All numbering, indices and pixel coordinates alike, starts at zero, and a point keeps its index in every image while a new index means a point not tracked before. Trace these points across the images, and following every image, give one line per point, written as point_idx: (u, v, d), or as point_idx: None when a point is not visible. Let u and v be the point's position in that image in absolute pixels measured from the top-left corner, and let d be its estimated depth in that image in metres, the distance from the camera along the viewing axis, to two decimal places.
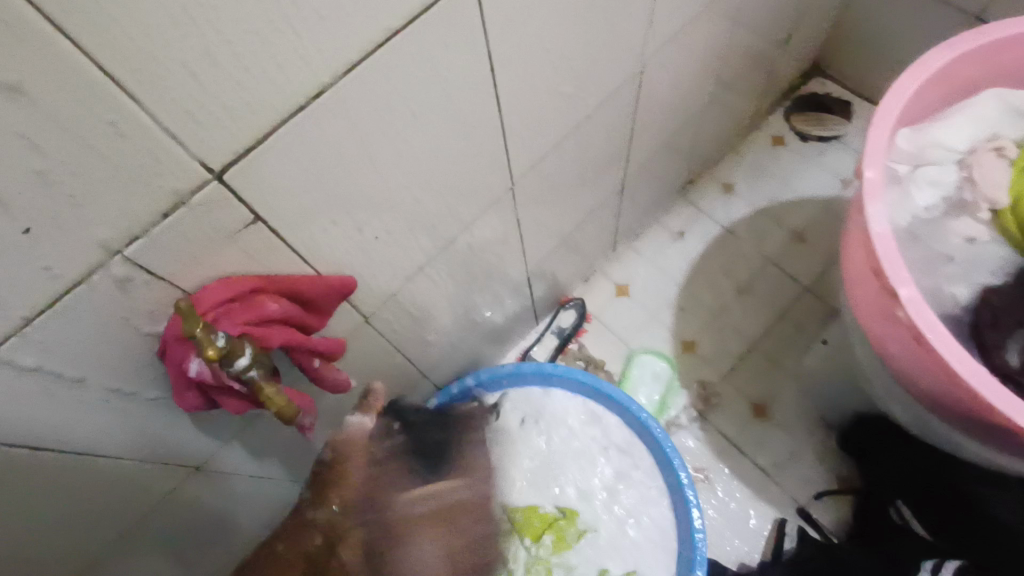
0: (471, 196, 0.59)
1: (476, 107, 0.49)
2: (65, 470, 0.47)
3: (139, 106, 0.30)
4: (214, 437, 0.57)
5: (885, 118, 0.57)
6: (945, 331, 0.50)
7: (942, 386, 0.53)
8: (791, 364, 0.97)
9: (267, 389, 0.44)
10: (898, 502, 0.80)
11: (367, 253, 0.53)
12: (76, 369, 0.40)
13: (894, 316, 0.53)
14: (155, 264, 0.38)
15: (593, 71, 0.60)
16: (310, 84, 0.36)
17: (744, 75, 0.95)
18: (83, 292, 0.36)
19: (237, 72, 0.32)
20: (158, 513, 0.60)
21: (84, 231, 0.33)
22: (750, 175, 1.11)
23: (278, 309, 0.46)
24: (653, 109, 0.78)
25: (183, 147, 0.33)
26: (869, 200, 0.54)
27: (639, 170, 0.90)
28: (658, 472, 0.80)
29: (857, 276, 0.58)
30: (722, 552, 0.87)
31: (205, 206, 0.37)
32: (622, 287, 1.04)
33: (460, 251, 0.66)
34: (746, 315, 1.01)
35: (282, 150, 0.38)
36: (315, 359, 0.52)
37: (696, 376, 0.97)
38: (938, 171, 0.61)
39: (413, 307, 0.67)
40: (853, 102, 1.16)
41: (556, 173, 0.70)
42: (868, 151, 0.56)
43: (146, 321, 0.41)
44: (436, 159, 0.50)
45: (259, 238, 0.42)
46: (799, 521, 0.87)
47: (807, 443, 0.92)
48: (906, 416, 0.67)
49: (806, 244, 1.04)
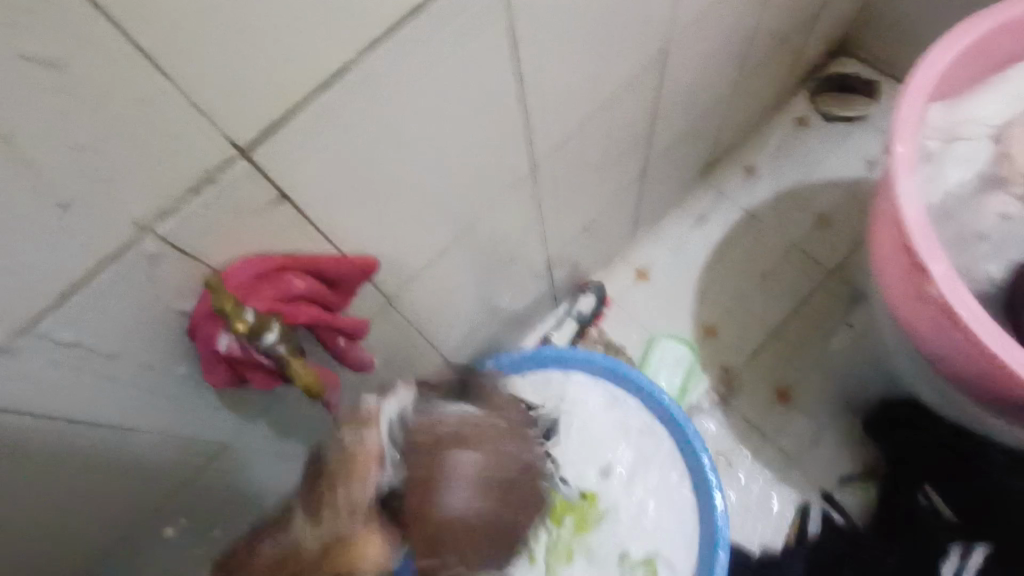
0: (493, 179, 0.58)
1: (501, 87, 0.49)
2: (100, 444, 0.48)
3: (168, 79, 0.30)
4: (240, 417, 0.58)
5: (917, 92, 0.55)
6: (976, 308, 0.49)
7: (970, 364, 0.52)
8: (815, 350, 0.95)
9: (294, 364, 0.46)
10: (925, 488, 0.80)
11: (392, 236, 0.53)
12: (106, 343, 0.41)
13: (923, 293, 0.52)
14: (185, 242, 0.38)
15: (618, 49, 0.59)
16: (337, 61, 0.36)
17: (770, 53, 0.93)
18: (116, 268, 0.37)
19: (264, 44, 0.32)
20: (188, 489, 0.61)
21: (117, 207, 0.34)
22: (774, 157, 1.09)
23: (303, 286, 0.46)
24: (676, 90, 0.77)
25: (211, 123, 0.34)
26: (901, 175, 0.53)
27: (662, 153, 0.89)
28: (679, 455, 0.80)
29: (885, 253, 0.56)
30: (744, 534, 0.87)
31: (233, 183, 0.37)
32: (643, 271, 1.03)
33: (482, 235, 0.66)
34: (768, 299, 0.99)
35: (309, 128, 0.38)
36: (339, 338, 0.53)
37: (718, 361, 0.96)
38: (969, 147, 0.59)
39: (435, 291, 0.67)
40: (882, 81, 1.13)
41: (579, 156, 0.69)
42: (898, 127, 0.54)
43: (177, 299, 0.42)
44: (460, 140, 0.50)
45: (287, 217, 0.43)
46: (823, 504, 0.86)
47: (830, 428, 0.91)
48: (935, 398, 0.66)
49: (831, 227, 1.03)
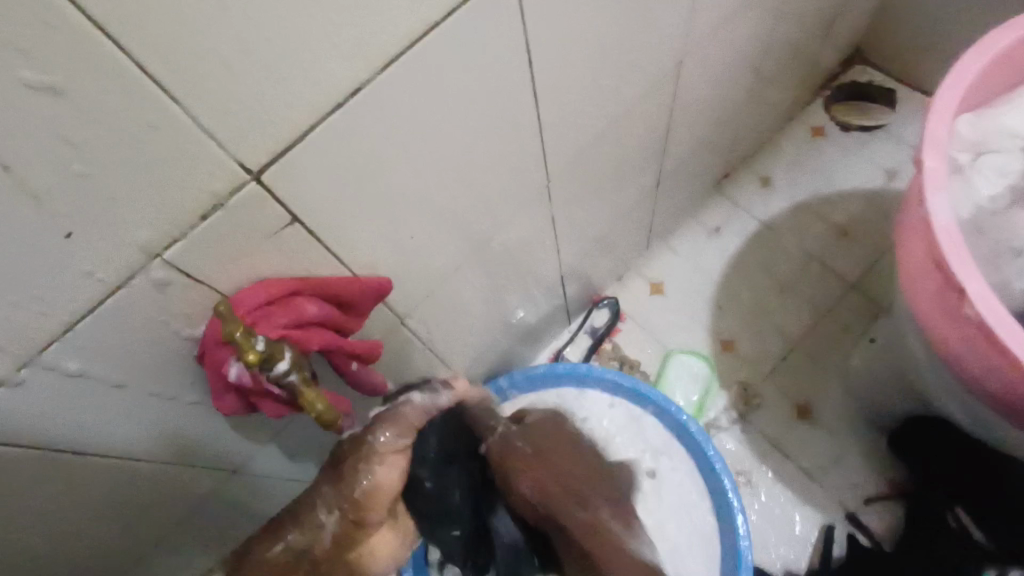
0: (507, 195, 0.57)
1: (515, 102, 0.48)
2: (108, 472, 0.47)
3: (177, 105, 0.30)
4: (250, 441, 0.57)
5: (947, 103, 0.53)
6: (1017, 326, 0.47)
7: (1010, 385, 0.50)
8: (836, 365, 0.93)
9: (307, 393, 0.44)
10: (955, 508, 0.78)
11: (405, 254, 0.52)
12: (115, 371, 0.40)
13: (959, 311, 0.50)
14: (194, 267, 0.37)
15: (633, 60, 0.58)
16: (350, 80, 0.35)
17: (785, 63, 0.91)
18: (124, 295, 0.36)
19: (275, 66, 0.31)
20: (198, 514, 0.60)
21: (124, 234, 0.33)
22: (791, 168, 1.07)
23: (317, 312, 0.45)
24: (690, 103, 0.76)
25: (221, 148, 0.33)
26: (931, 190, 0.51)
27: (676, 166, 0.87)
28: (698, 475, 0.77)
29: (914, 269, 0.54)
30: (766, 557, 0.84)
31: (243, 206, 0.36)
32: (657, 285, 1.02)
33: (494, 252, 0.64)
34: (787, 314, 0.97)
35: (320, 149, 0.37)
36: (352, 362, 0.52)
37: (736, 376, 0.94)
38: (1002, 160, 0.57)
39: (447, 309, 0.66)
40: (899, 89, 1.11)
41: (594, 168, 0.68)
42: (927, 139, 0.52)
43: (185, 324, 0.41)
44: (474, 157, 0.49)
45: (298, 239, 0.42)
46: (848, 527, 0.84)
47: (854, 445, 0.88)
48: (968, 418, 0.64)
49: (851, 239, 1.00)
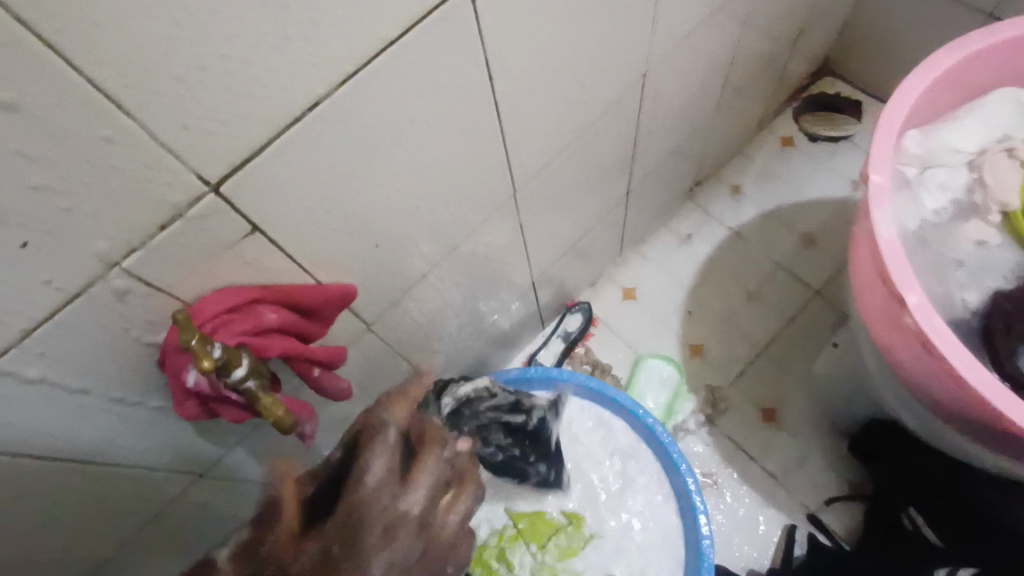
0: (474, 204, 0.59)
1: (478, 114, 0.49)
2: (72, 477, 0.48)
3: (131, 119, 0.31)
4: (218, 445, 0.58)
5: (893, 122, 0.56)
6: (951, 337, 0.49)
7: (950, 393, 0.52)
8: (800, 369, 0.96)
9: (265, 400, 0.44)
10: (910, 510, 0.79)
11: (371, 261, 0.53)
12: (77, 379, 0.41)
13: (900, 321, 0.52)
14: (154, 275, 0.38)
15: (596, 76, 0.59)
16: (307, 95, 0.36)
17: (753, 76, 0.94)
18: (83, 303, 0.37)
19: (230, 82, 0.32)
20: (166, 518, 0.61)
21: (82, 244, 0.34)
22: (760, 177, 1.10)
23: (275, 319, 0.46)
24: (658, 115, 0.78)
25: (177, 160, 0.34)
26: (875, 204, 0.53)
27: (647, 174, 0.89)
28: (665, 477, 0.79)
29: (863, 280, 0.57)
30: (731, 558, 0.86)
31: (202, 216, 0.37)
32: (630, 290, 1.04)
33: (464, 258, 0.66)
34: (754, 320, 0.99)
35: (279, 159, 0.38)
36: (315, 369, 0.53)
37: (704, 381, 0.96)
38: (947, 174, 0.60)
39: (417, 315, 0.67)
40: (864, 101, 1.15)
41: (561, 178, 0.69)
42: (873, 156, 0.55)
43: (147, 331, 0.41)
44: (437, 168, 0.50)
45: (259, 247, 0.43)
46: (809, 527, 0.86)
47: (816, 447, 0.91)
48: (915, 421, 0.66)
49: (816, 246, 1.03)
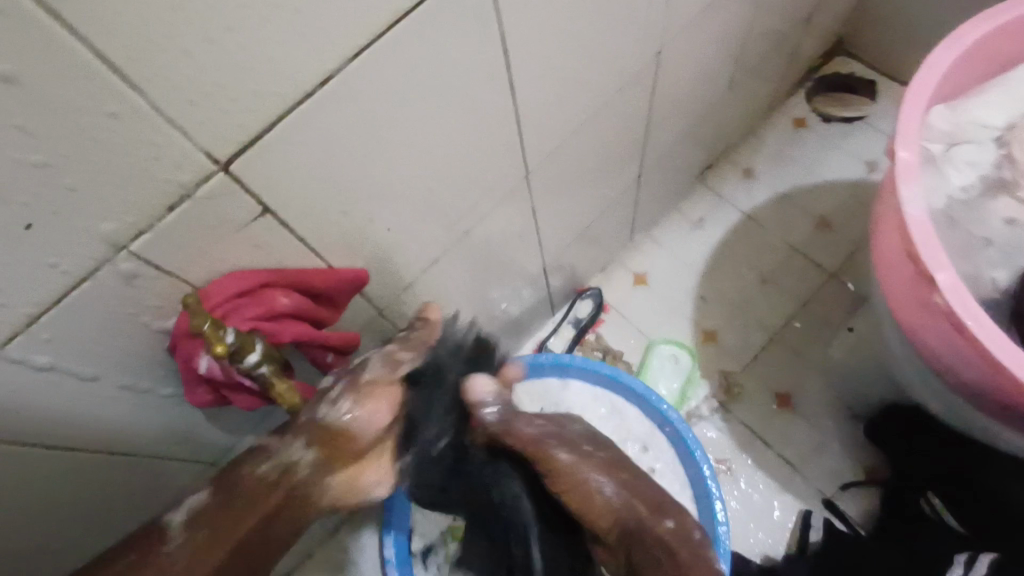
0: (485, 187, 0.57)
1: (491, 92, 0.48)
2: (80, 466, 0.47)
3: (137, 93, 0.29)
4: (229, 434, 0.57)
5: (919, 95, 0.54)
6: (983, 317, 0.48)
7: (978, 374, 0.51)
8: (815, 354, 0.94)
9: (278, 385, 0.45)
10: (929, 495, 0.78)
11: (382, 246, 0.52)
12: (84, 365, 0.40)
13: (927, 302, 0.51)
14: (161, 259, 0.37)
15: (610, 53, 0.57)
16: (319, 72, 0.35)
17: (767, 54, 0.92)
18: (89, 288, 0.36)
19: (239, 56, 0.31)
20: (178, 507, 0.60)
21: (87, 226, 0.33)
22: (773, 159, 1.08)
23: (289, 303, 0.45)
24: (671, 94, 0.76)
25: (185, 138, 0.32)
26: (903, 180, 0.52)
27: (658, 157, 0.88)
28: (679, 464, 0.78)
29: (889, 260, 0.55)
30: (746, 545, 0.86)
31: (210, 197, 0.36)
32: (641, 276, 1.02)
33: (476, 243, 0.64)
34: (767, 304, 0.98)
35: (289, 138, 0.37)
36: (328, 354, 0.52)
37: (717, 366, 0.95)
38: (971, 150, 0.58)
39: (429, 301, 0.66)
40: (879, 81, 1.12)
41: (575, 161, 0.68)
42: (900, 129, 0.53)
43: (155, 317, 0.40)
44: (449, 149, 0.49)
45: (269, 229, 0.41)
46: (824, 513, 0.85)
47: (832, 432, 0.90)
48: (938, 405, 0.65)
49: (831, 229, 1.01)
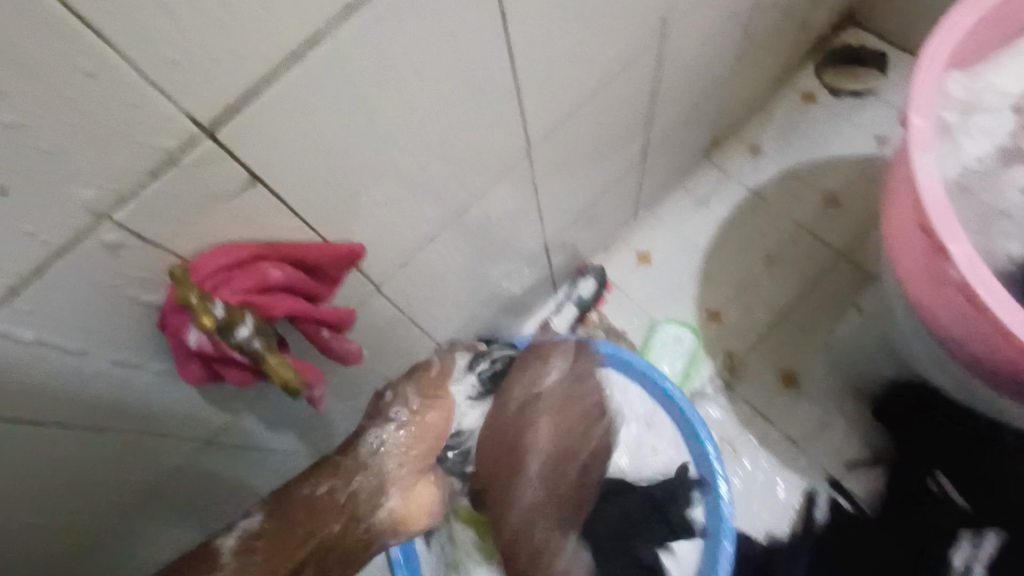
0: (484, 160, 0.55)
1: (491, 59, 0.46)
2: (73, 442, 0.46)
3: (113, 51, 0.28)
4: (226, 412, 0.56)
5: (937, 60, 0.52)
6: (998, 287, 0.46)
7: (991, 348, 0.49)
8: (821, 332, 0.93)
9: (272, 360, 0.43)
10: (936, 474, 0.80)
11: (377, 219, 0.50)
12: (69, 338, 0.39)
13: (941, 273, 0.49)
14: (147, 229, 0.36)
15: (614, 21, 0.55)
16: (305, 31, 0.33)
17: (776, 25, 0.89)
18: (72, 258, 0.35)
19: (220, 13, 0.29)
20: (175, 483, 0.60)
21: (65, 192, 0.31)
22: (780, 134, 1.06)
23: (281, 277, 0.43)
24: (677, 65, 0.73)
25: (168, 101, 0.31)
26: (917, 148, 0.50)
27: (661, 134, 0.85)
28: (682, 442, 0.77)
29: (900, 232, 0.53)
30: (750, 523, 0.85)
31: (197, 165, 0.35)
32: (644, 254, 1.01)
33: (475, 219, 0.63)
34: (773, 283, 0.96)
35: (277, 104, 0.35)
36: (323, 330, 0.51)
37: (722, 345, 0.94)
38: (984, 118, 0.56)
39: (428, 277, 0.65)
40: (890, 53, 1.09)
41: (575, 135, 0.66)
42: (916, 96, 0.51)
43: (143, 290, 0.39)
44: (446, 119, 0.47)
45: (260, 200, 0.40)
46: (830, 491, 0.84)
47: (838, 411, 0.89)
48: (946, 381, 0.64)
49: (839, 206, 1.00)
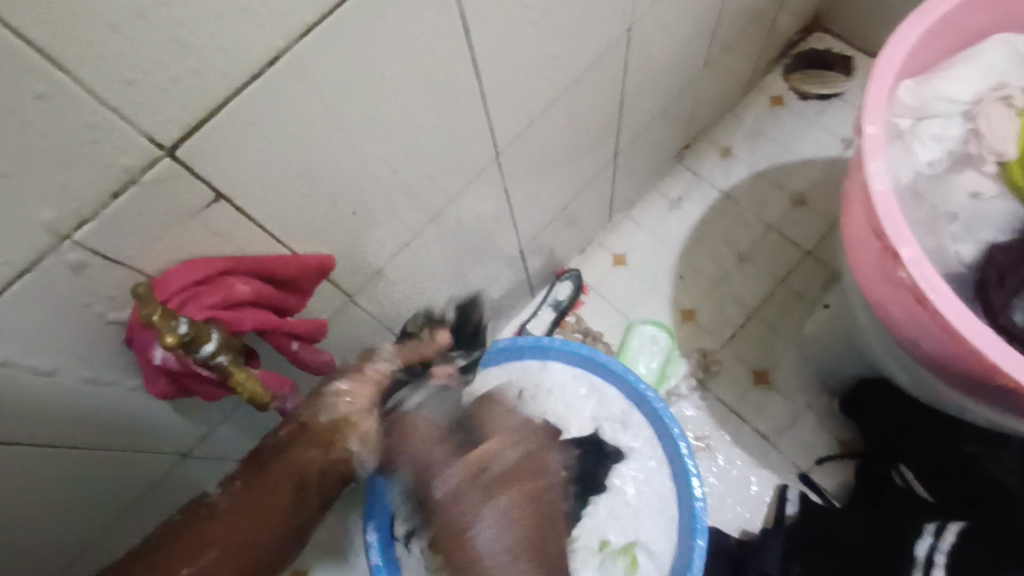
0: (453, 168, 0.56)
1: (453, 69, 0.46)
2: (46, 460, 0.47)
3: (68, 75, 0.28)
4: (199, 424, 0.56)
5: (886, 70, 0.54)
6: (945, 289, 0.49)
7: (942, 347, 0.51)
8: (791, 330, 0.95)
9: (237, 374, 0.43)
10: (901, 467, 0.81)
11: (346, 230, 0.51)
12: (36, 359, 0.39)
13: (892, 277, 0.51)
14: (109, 248, 0.36)
15: (577, 30, 0.56)
16: (265, 51, 0.34)
17: (742, 32, 0.91)
18: (36, 279, 0.35)
19: (176, 32, 0.30)
20: (152, 496, 0.60)
21: (27, 214, 0.32)
22: (749, 137, 1.08)
23: (248, 291, 0.43)
24: (646, 72, 0.75)
25: (126, 122, 0.31)
26: (870, 157, 0.52)
27: (633, 137, 0.87)
28: (657, 442, 0.79)
29: (857, 236, 0.55)
30: (724, 520, 0.87)
31: (160, 182, 0.35)
32: (620, 256, 1.02)
33: (448, 225, 0.64)
34: (746, 283, 0.98)
35: (238, 119, 0.36)
36: (294, 342, 0.51)
37: (695, 345, 0.96)
38: (938, 125, 0.58)
39: (402, 285, 0.65)
40: (855, 56, 1.11)
41: (545, 141, 0.67)
42: (867, 104, 0.53)
43: (110, 307, 0.40)
44: (411, 129, 0.48)
45: (226, 215, 0.40)
46: (802, 486, 0.87)
47: (808, 408, 0.91)
48: (906, 377, 0.66)
49: (807, 207, 1.02)
